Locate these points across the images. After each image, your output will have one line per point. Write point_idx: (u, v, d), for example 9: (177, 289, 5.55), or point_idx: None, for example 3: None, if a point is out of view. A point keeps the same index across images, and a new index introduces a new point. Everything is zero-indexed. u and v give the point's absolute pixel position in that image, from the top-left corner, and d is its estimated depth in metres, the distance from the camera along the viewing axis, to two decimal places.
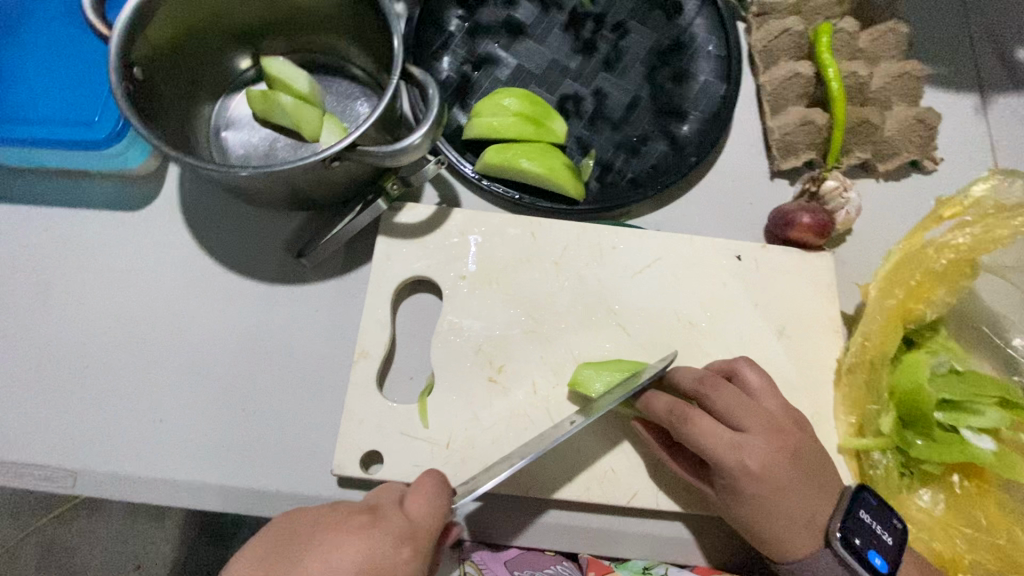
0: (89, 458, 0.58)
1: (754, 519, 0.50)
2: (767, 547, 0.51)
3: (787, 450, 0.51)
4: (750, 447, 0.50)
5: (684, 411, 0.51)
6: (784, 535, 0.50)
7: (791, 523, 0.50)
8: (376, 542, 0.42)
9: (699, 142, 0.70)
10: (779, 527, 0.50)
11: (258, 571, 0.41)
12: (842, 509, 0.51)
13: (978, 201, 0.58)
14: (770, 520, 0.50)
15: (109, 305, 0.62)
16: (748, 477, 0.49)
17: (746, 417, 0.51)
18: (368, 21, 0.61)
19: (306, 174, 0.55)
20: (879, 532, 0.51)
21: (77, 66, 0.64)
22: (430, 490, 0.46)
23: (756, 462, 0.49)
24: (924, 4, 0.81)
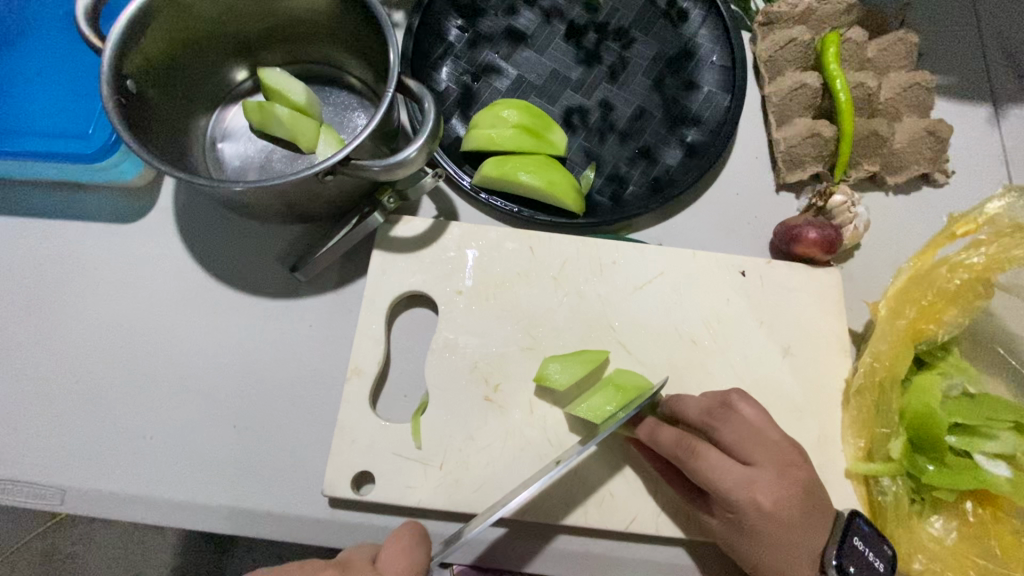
0: (76, 475, 0.57)
1: (753, 550, 0.49)
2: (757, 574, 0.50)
3: (793, 484, 0.49)
4: (760, 482, 0.48)
5: (693, 442, 0.50)
6: (780, 567, 0.49)
7: (793, 555, 0.48)
8: None
9: (703, 155, 0.68)
10: (783, 561, 0.48)
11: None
12: (836, 536, 0.49)
13: (993, 219, 0.55)
14: (775, 554, 0.48)
15: (102, 318, 0.62)
16: (750, 509, 0.48)
17: (753, 448, 0.50)
18: (365, 32, 0.60)
19: (299, 188, 0.54)
20: (872, 560, 0.48)
21: (75, 79, 0.63)
22: (407, 545, 0.44)
23: (767, 498, 0.48)
24: (936, 13, 0.80)
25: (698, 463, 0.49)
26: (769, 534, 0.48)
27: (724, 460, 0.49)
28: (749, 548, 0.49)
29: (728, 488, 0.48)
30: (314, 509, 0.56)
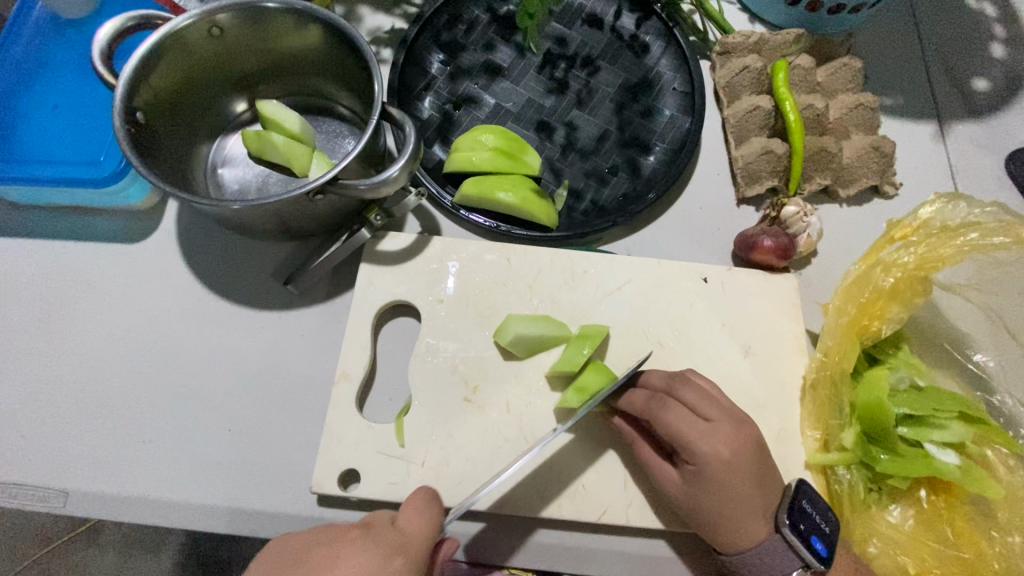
0: (79, 479, 0.60)
1: (711, 505, 0.53)
2: (713, 534, 0.53)
3: (747, 437, 0.54)
4: (720, 433, 0.53)
5: (663, 398, 0.55)
6: (735, 523, 0.53)
7: (747, 510, 0.53)
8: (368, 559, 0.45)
9: (667, 172, 0.73)
10: (739, 514, 0.52)
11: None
12: (786, 500, 0.54)
13: (926, 223, 0.61)
14: (732, 508, 0.52)
15: (106, 332, 0.66)
16: (712, 460, 0.52)
17: (709, 407, 0.55)
18: (353, 66, 0.66)
19: (292, 206, 0.59)
20: (818, 521, 0.53)
21: (90, 113, 0.69)
22: (420, 504, 0.50)
23: (726, 449, 0.53)
24: (882, 41, 0.87)
25: (666, 417, 0.54)
26: (727, 486, 0.52)
27: (685, 418, 0.54)
28: (708, 505, 0.53)
29: (692, 440, 0.53)
30: (304, 507, 0.60)
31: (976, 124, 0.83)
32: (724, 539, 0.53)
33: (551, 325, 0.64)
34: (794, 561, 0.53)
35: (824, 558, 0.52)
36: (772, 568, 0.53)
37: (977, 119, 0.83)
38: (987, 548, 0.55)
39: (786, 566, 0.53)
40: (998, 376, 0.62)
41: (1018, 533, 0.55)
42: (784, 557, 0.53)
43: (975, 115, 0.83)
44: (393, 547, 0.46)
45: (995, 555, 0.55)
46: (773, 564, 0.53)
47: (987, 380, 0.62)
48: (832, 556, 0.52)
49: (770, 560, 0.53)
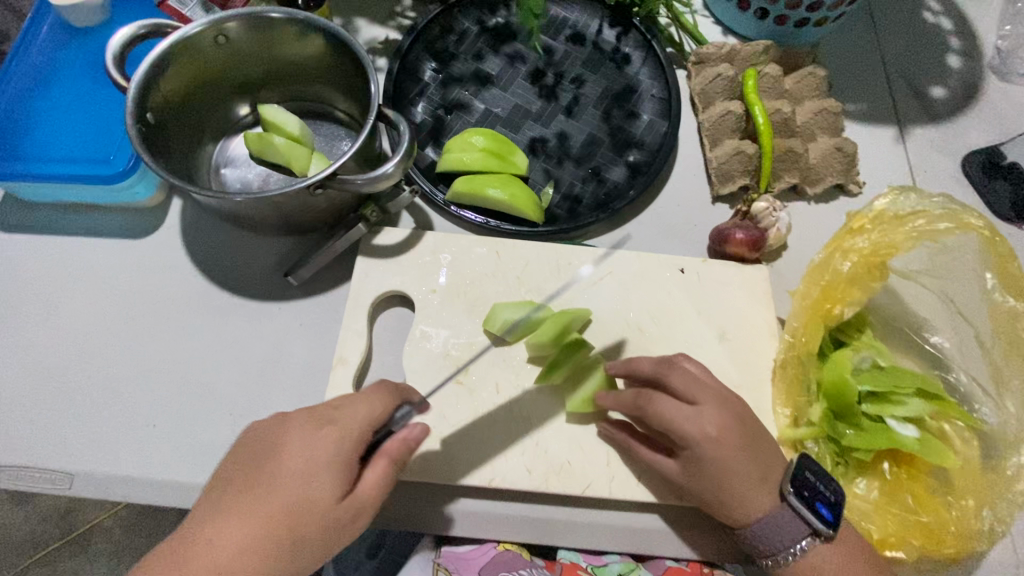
0: (83, 461, 0.62)
1: (695, 476, 0.56)
2: (723, 509, 0.57)
3: (731, 415, 0.57)
4: (706, 416, 0.56)
5: (649, 394, 0.58)
6: (726, 496, 0.56)
7: (729, 478, 0.56)
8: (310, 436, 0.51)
9: (645, 172, 0.78)
10: (741, 488, 0.56)
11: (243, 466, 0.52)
12: (789, 471, 0.57)
13: (879, 214, 0.66)
14: (735, 482, 0.56)
15: (111, 322, 0.69)
16: (691, 428, 0.56)
17: (683, 384, 0.59)
18: (352, 73, 0.71)
19: (294, 200, 0.63)
20: (825, 490, 0.57)
21: (100, 115, 0.73)
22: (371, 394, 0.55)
23: (711, 429, 0.56)
24: (845, 52, 0.93)
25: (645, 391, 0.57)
26: (723, 463, 0.56)
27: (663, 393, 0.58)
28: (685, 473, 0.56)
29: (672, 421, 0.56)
30: None
31: (935, 128, 0.89)
32: (734, 513, 0.56)
33: (536, 309, 0.68)
34: (802, 528, 0.56)
35: (830, 523, 0.55)
36: (784, 539, 0.56)
37: (935, 124, 0.89)
38: (946, 515, 0.59)
39: (797, 534, 0.56)
40: (956, 357, 0.66)
41: (971, 498, 0.60)
42: (792, 525, 0.56)
43: (933, 120, 0.89)
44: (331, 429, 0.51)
45: (953, 520, 0.59)
46: (785, 533, 0.56)
47: (945, 360, 0.67)
48: (838, 521, 0.55)
49: (780, 529, 0.56)
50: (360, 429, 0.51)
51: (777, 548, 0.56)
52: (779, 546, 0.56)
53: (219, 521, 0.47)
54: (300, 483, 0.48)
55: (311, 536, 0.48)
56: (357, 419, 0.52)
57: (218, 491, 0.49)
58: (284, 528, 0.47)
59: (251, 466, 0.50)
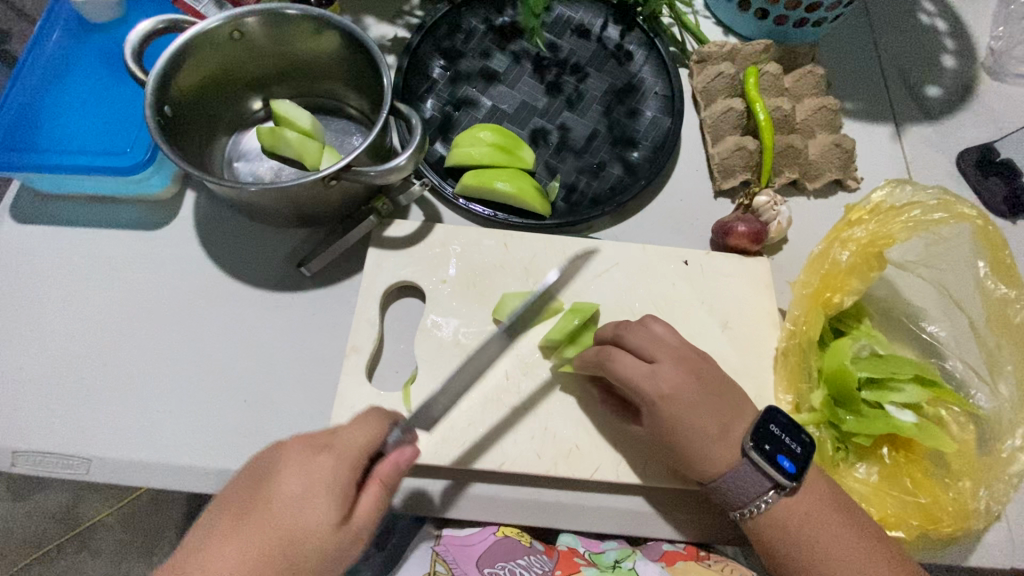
0: (100, 447, 0.64)
1: (700, 460, 0.58)
2: (688, 461, 0.58)
3: (721, 397, 0.60)
4: (661, 372, 0.59)
5: (609, 350, 0.61)
6: (724, 475, 0.58)
7: (733, 459, 0.58)
8: (300, 461, 0.50)
9: (649, 167, 0.80)
10: (737, 464, 0.58)
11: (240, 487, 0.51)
12: (752, 425, 0.58)
13: (878, 206, 0.68)
14: (695, 433, 0.57)
15: (126, 312, 0.70)
16: (693, 414, 0.58)
17: (688, 370, 0.60)
18: (364, 68, 0.72)
19: (308, 191, 0.65)
20: (789, 444, 0.57)
21: (115, 108, 0.74)
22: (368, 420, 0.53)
23: (667, 385, 0.58)
24: (843, 52, 0.95)
25: (648, 379, 0.58)
26: (682, 416, 0.58)
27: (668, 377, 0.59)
28: (691, 459, 0.58)
29: (669, 405, 0.58)
30: None
31: (930, 126, 0.91)
32: (699, 465, 0.58)
33: (539, 297, 0.69)
34: (764, 481, 0.57)
35: (792, 476, 0.56)
36: (748, 493, 0.57)
37: (930, 122, 0.91)
38: (944, 497, 0.61)
39: (760, 486, 0.57)
40: (951, 345, 0.69)
41: (968, 479, 0.61)
42: (754, 479, 0.57)
43: (929, 118, 0.92)
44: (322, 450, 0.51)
45: (951, 501, 0.60)
46: (748, 486, 0.57)
47: (940, 348, 0.69)
48: (800, 472, 0.56)
49: (743, 482, 0.57)
50: (356, 454, 0.51)
51: (739, 500, 0.58)
52: (741, 497, 0.57)
53: (216, 547, 0.48)
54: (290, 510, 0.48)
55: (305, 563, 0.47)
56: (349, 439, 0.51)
57: (217, 514, 0.50)
58: (277, 557, 0.47)
59: (245, 493, 0.50)
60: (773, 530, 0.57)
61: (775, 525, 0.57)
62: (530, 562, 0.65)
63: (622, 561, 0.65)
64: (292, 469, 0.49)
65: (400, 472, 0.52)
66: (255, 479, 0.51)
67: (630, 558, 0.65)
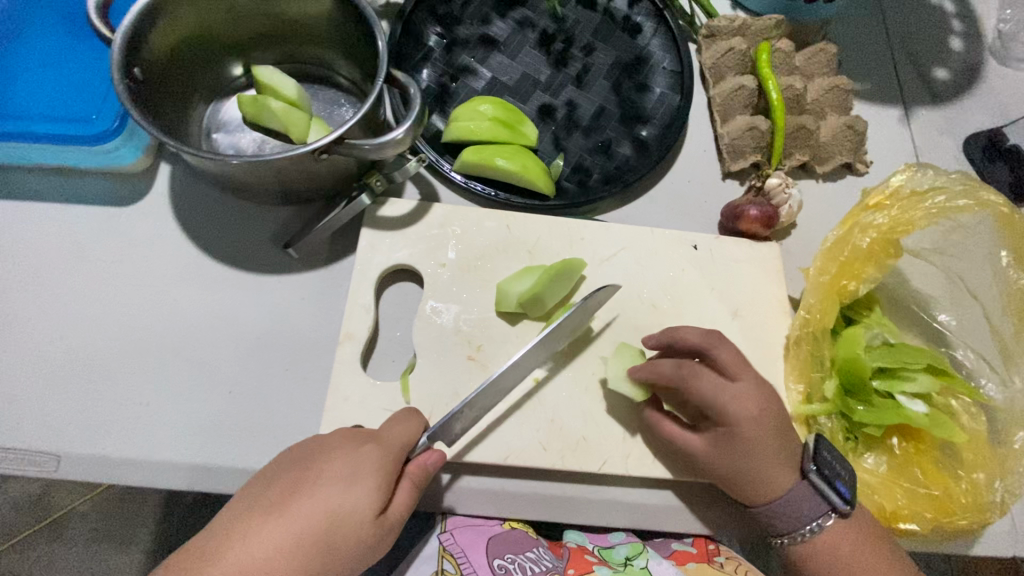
0: (71, 441, 0.59)
1: (750, 463, 0.56)
2: (736, 484, 0.57)
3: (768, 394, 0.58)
4: (708, 385, 0.56)
5: (694, 366, 0.57)
6: (772, 478, 0.56)
7: (756, 452, 0.56)
8: (350, 447, 0.51)
9: (657, 146, 0.76)
10: (779, 465, 0.56)
11: (279, 467, 0.51)
12: (809, 450, 0.58)
13: (897, 190, 0.66)
14: (760, 458, 0.56)
15: (95, 296, 0.64)
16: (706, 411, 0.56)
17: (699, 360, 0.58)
18: (356, 33, 0.67)
19: (295, 166, 0.59)
20: (843, 470, 0.57)
21: (76, 69, 0.67)
22: (399, 416, 0.55)
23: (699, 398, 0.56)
24: (852, 32, 0.92)
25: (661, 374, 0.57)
26: (744, 436, 0.55)
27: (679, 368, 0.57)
28: (742, 462, 0.56)
29: (727, 406, 0.55)
30: None
31: (938, 109, 0.89)
32: (748, 491, 0.57)
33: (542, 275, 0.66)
34: (819, 505, 0.56)
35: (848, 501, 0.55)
36: (804, 516, 0.56)
37: (938, 105, 0.89)
38: (955, 488, 0.60)
39: (815, 512, 0.56)
40: (960, 334, 0.68)
41: (981, 471, 0.61)
42: (811, 502, 0.56)
43: (937, 101, 0.89)
44: (368, 437, 0.53)
45: (962, 492, 0.60)
46: (801, 512, 0.56)
47: (948, 336, 0.68)
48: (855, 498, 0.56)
49: (798, 508, 0.56)
50: (397, 447, 0.52)
51: (785, 527, 0.57)
52: (790, 524, 0.57)
53: (243, 523, 0.47)
54: (318, 496, 0.48)
55: (338, 555, 0.48)
56: (396, 445, 0.52)
57: (250, 497, 0.49)
58: (298, 538, 0.46)
59: (292, 473, 0.50)
60: (824, 560, 0.56)
61: (827, 552, 0.56)
62: (540, 555, 0.62)
63: (633, 558, 0.63)
64: (340, 455, 0.51)
65: (428, 473, 0.53)
66: (296, 460, 0.51)
67: (641, 555, 0.64)
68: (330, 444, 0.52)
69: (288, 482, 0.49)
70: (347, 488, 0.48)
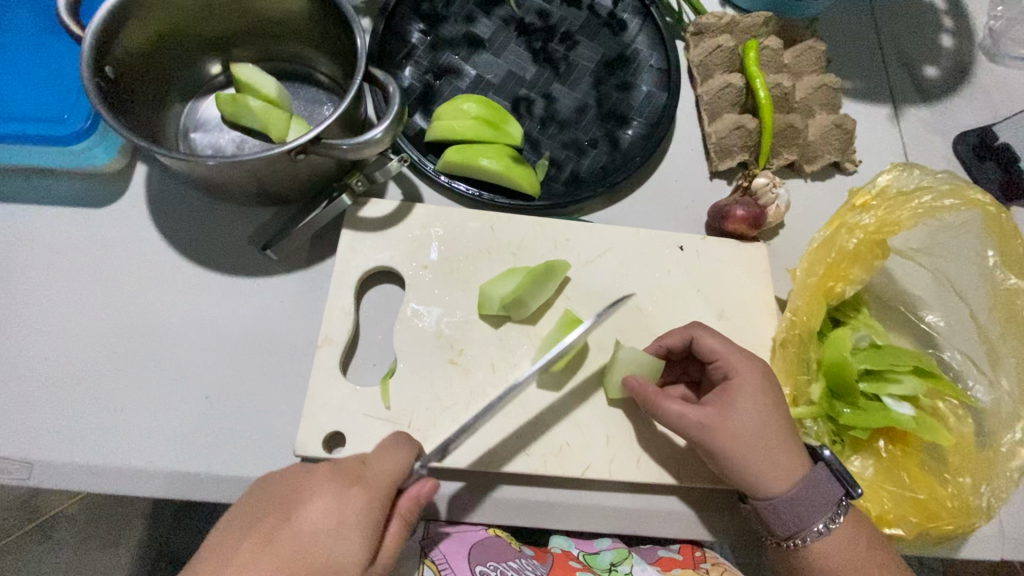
0: (43, 449, 0.57)
1: (763, 438, 0.55)
2: (752, 474, 0.54)
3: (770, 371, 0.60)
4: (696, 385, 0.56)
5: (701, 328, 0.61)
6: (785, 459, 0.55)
7: (758, 440, 0.55)
8: (333, 490, 0.47)
9: (644, 145, 0.75)
10: (788, 445, 0.55)
11: (251, 515, 0.46)
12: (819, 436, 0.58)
13: (883, 190, 0.65)
14: (772, 431, 0.55)
15: (69, 300, 0.63)
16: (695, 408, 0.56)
17: None
18: (335, 30, 0.65)
19: (272, 166, 0.58)
20: None
21: (48, 67, 0.66)
22: (388, 446, 0.52)
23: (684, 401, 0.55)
24: (841, 30, 0.91)
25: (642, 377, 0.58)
26: (756, 419, 0.55)
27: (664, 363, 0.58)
28: (755, 438, 0.55)
29: (736, 365, 0.58)
30: None
31: (928, 108, 0.88)
32: (766, 481, 0.54)
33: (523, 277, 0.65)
34: (836, 491, 0.55)
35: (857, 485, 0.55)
36: (819, 504, 0.54)
37: (927, 103, 0.88)
38: (941, 491, 0.60)
39: (832, 501, 0.54)
40: (947, 335, 0.67)
41: (968, 475, 0.60)
42: (826, 488, 0.55)
43: (927, 99, 0.89)
44: (353, 477, 0.48)
45: (949, 495, 0.59)
46: (818, 504, 0.54)
47: (936, 337, 0.68)
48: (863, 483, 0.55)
49: (816, 500, 0.54)
50: (386, 487, 0.48)
51: (803, 524, 0.54)
52: (807, 520, 0.54)
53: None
54: (298, 553, 0.44)
55: None
56: (383, 476, 0.49)
57: (218, 550, 0.44)
58: None
59: (270, 521, 0.46)
60: (845, 560, 0.53)
61: (846, 547, 0.53)
62: (523, 565, 0.61)
63: (618, 565, 0.63)
64: (323, 499, 0.46)
65: (420, 506, 0.51)
66: (275, 504, 0.47)
67: (626, 562, 0.64)
68: (311, 487, 0.47)
69: (263, 534, 0.45)
70: (331, 543, 0.44)
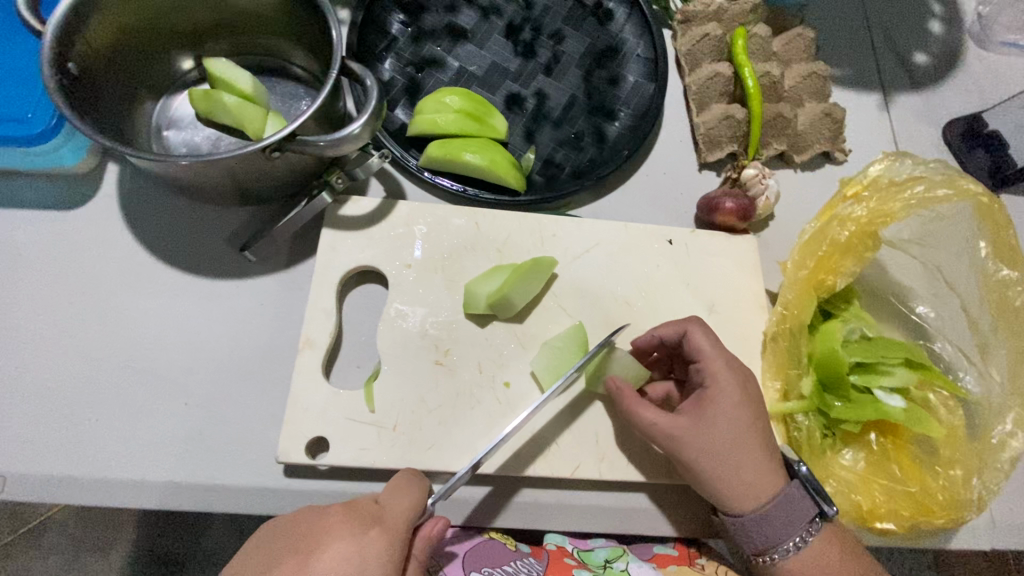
0: (16, 460, 0.56)
1: (742, 456, 0.54)
2: (725, 490, 0.54)
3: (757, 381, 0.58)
4: None
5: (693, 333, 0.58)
6: (762, 479, 0.54)
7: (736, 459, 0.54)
8: (350, 534, 0.46)
9: (631, 137, 0.74)
10: (766, 465, 0.54)
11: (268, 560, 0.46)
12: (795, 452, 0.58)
13: (875, 180, 0.65)
14: (750, 451, 0.54)
15: (40, 305, 0.61)
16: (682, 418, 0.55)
17: None
18: (309, 22, 0.63)
19: (246, 164, 0.56)
20: None
21: (11, 63, 0.63)
22: (401, 485, 0.51)
23: None
24: (831, 17, 0.90)
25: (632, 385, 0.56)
26: (737, 435, 0.54)
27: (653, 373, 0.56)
28: (733, 458, 0.54)
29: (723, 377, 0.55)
30: (271, 479, 0.58)
31: (918, 95, 0.87)
32: (737, 497, 0.54)
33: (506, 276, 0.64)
34: (809, 510, 0.54)
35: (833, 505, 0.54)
36: (791, 523, 0.54)
37: (917, 91, 0.87)
38: (932, 485, 0.59)
39: (803, 520, 0.54)
40: (939, 326, 0.66)
41: (958, 468, 0.60)
42: (800, 506, 0.54)
43: (917, 86, 0.88)
44: (370, 520, 0.48)
45: (940, 488, 0.59)
46: (789, 523, 0.54)
47: (927, 329, 0.67)
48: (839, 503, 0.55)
49: (785, 516, 0.54)
50: (403, 528, 0.48)
51: (772, 542, 0.54)
52: (778, 537, 0.54)
53: None
54: None
55: None
56: (393, 518, 0.48)
57: None
58: None
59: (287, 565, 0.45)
60: None
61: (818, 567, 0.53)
62: (519, 567, 0.59)
63: (613, 561, 0.62)
64: (340, 543, 0.46)
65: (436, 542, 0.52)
66: (292, 548, 0.46)
67: (621, 558, 0.62)
68: (326, 529, 0.47)
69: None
70: None
